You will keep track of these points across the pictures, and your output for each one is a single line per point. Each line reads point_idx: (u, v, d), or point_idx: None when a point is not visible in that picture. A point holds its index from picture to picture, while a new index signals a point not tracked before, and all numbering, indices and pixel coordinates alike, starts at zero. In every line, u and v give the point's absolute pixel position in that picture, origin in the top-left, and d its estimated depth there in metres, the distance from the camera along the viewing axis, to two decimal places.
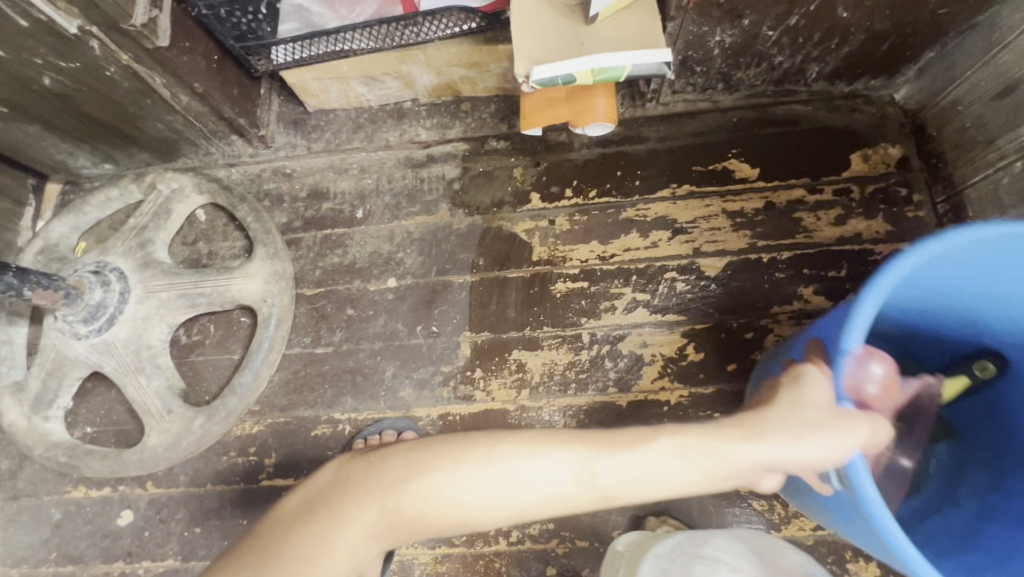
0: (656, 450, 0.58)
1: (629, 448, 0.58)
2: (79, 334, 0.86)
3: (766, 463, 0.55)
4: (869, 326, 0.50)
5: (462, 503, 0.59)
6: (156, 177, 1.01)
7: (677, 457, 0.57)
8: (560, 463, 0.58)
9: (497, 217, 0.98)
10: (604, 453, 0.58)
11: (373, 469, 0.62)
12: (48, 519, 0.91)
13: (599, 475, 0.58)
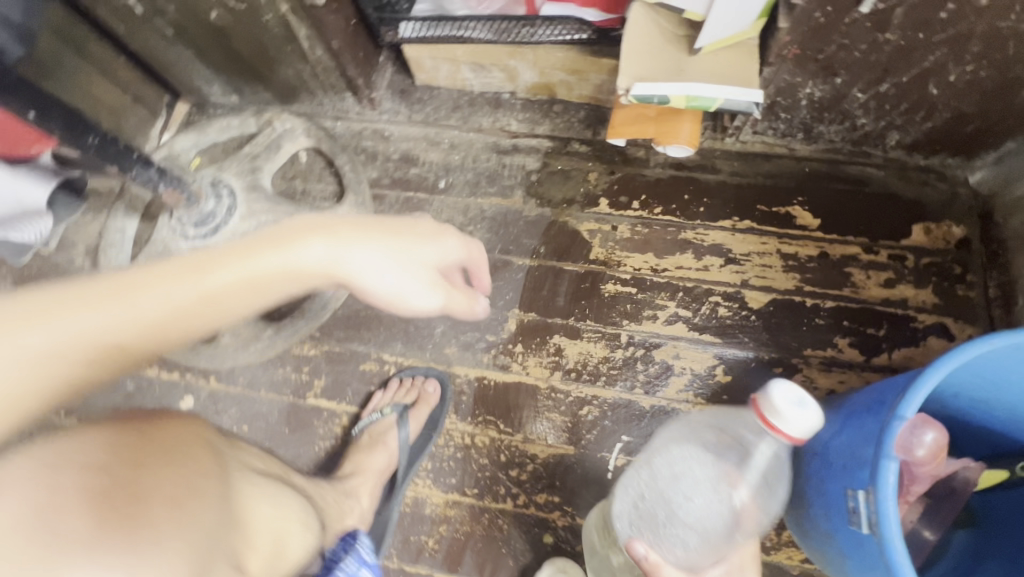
0: (334, 251, 0.54)
1: (303, 240, 0.54)
2: (187, 235, 0.98)
3: (433, 268, 0.61)
4: (927, 393, 0.54)
5: (216, 296, 0.51)
6: (273, 116, 1.13)
7: (346, 248, 0.55)
8: (361, 255, 0.56)
9: (565, 213, 1.06)
10: (352, 239, 0.55)
11: (136, 275, 0.49)
12: (121, 389, 1.03)
13: (338, 263, 0.55)
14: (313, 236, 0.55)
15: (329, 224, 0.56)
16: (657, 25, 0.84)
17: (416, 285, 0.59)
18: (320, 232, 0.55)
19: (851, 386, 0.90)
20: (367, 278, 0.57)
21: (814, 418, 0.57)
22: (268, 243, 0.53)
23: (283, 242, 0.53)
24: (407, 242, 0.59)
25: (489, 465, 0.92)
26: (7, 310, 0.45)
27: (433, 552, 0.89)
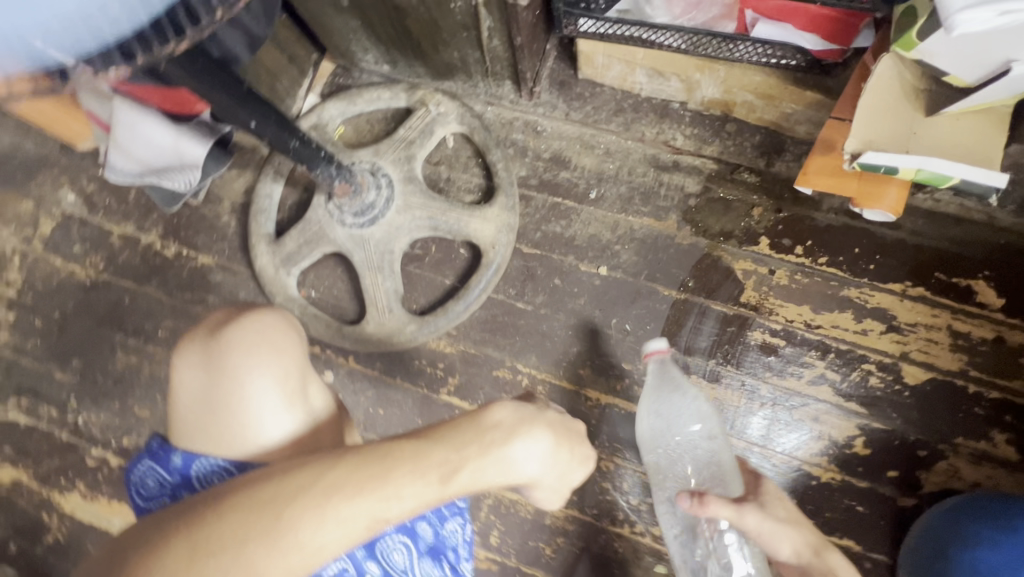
0: (530, 444, 0.54)
1: (480, 456, 0.50)
2: (346, 223, 1.01)
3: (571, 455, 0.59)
4: None
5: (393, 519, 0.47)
6: (425, 95, 1.08)
7: (540, 445, 0.55)
8: (542, 460, 0.55)
9: (720, 247, 1.01)
10: (541, 438, 0.55)
11: (324, 491, 0.45)
12: None
13: (526, 476, 0.55)
14: (489, 434, 0.52)
15: (521, 415, 0.55)
16: (900, 78, 0.74)
17: (570, 464, 0.60)
18: (489, 451, 0.51)
19: (999, 483, 0.88)
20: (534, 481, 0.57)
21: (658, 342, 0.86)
22: (461, 442, 0.51)
23: (450, 447, 0.50)
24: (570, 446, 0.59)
25: (610, 490, 0.96)
26: (214, 529, 0.44)
27: (549, 559, 0.97)
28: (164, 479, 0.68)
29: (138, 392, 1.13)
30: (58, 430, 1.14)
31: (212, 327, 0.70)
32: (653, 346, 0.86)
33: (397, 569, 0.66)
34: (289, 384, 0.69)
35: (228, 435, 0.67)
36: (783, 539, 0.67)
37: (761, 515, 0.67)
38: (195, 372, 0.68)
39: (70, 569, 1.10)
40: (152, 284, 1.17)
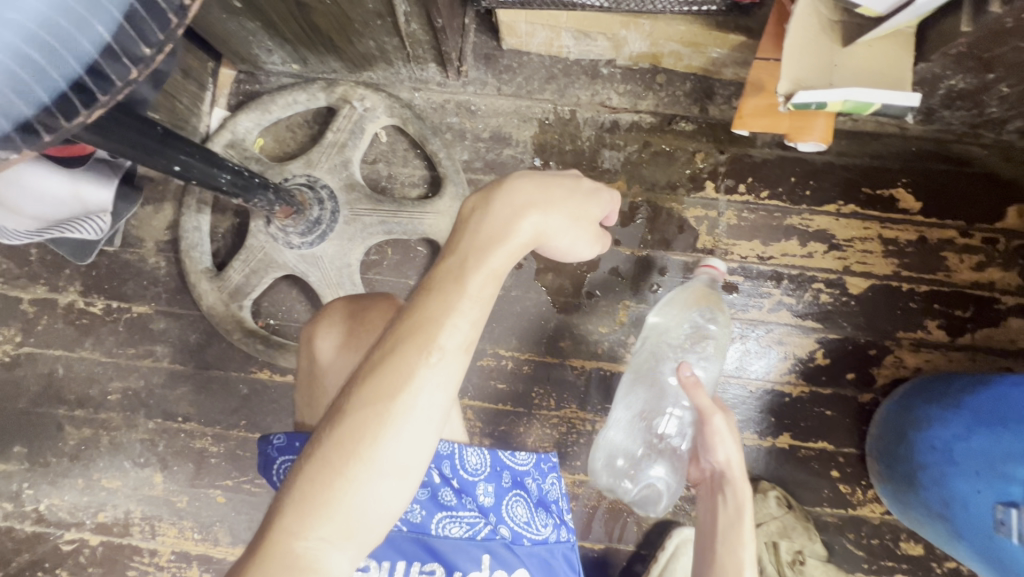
0: (523, 225, 0.53)
1: (490, 250, 0.52)
2: (294, 244, 0.95)
3: (589, 223, 0.58)
4: None
5: (460, 346, 0.49)
6: (347, 91, 1.01)
7: (536, 210, 0.54)
8: (543, 214, 0.54)
9: (671, 199, 1.04)
10: (532, 208, 0.54)
11: (389, 363, 0.48)
12: (237, 392, 1.04)
13: (546, 231, 0.55)
14: (487, 232, 0.53)
15: (521, 195, 0.54)
16: (817, 13, 0.77)
17: (585, 233, 0.58)
18: (495, 244, 0.52)
19: (937, 364, 1.00)
20: (555, 238, 0.56)
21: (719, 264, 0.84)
22: (468, 244, 0.52)
23: (467, 265, 0.51)
24: (580, 201, 0.58)
25: None
26: (320, 444, 0.46)
27: None
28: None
29: (101, 464, 1.04)
30: (20, 522, 1.05)
31: (344, 311, 0.72)
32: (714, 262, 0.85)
33: (523, 521, 0.72)
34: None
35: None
36: (724, 444, 0.73)
37: (727, 419, 0.74)
38: (332, 345, 0.70)
39: None
40: (85, 347, 1.06)
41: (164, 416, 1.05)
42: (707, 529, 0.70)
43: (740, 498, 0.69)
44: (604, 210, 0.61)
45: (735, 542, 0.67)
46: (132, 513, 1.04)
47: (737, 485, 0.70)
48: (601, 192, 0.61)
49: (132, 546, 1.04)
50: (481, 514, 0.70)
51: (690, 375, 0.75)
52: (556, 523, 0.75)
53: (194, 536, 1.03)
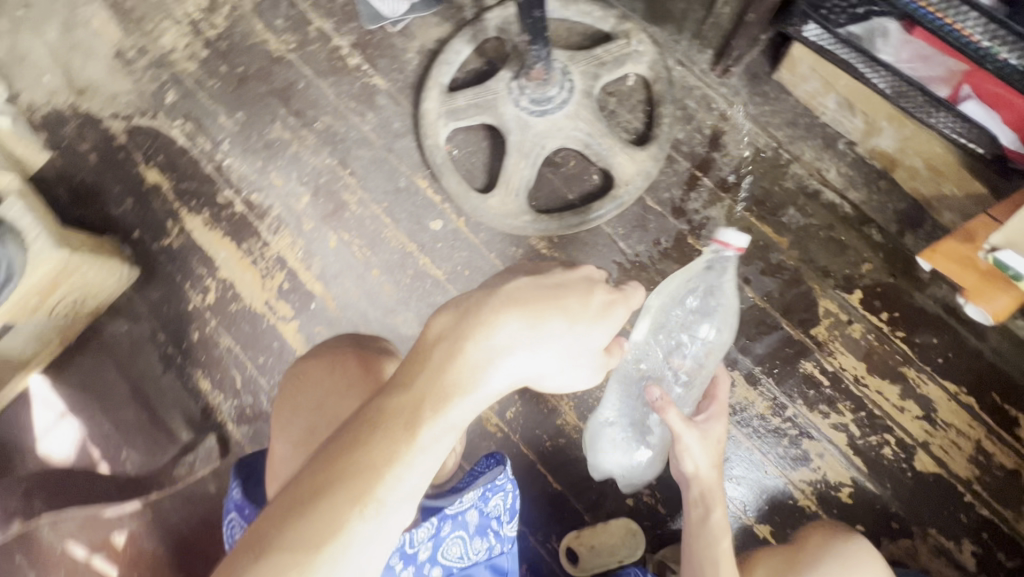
0: (501, 367, 0.51)
1: (454, 395, 0.49)
2: (519, 103, 1.10)
3: (585, 352, 0.57)
4: None
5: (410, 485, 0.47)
6: (632, 29, 1.15)
7: (520, 352, 0.52)
8: (528, 353, 0.52)
9: (816, 281, 1.08)
10: (509, 348, 0.51)
11: (322, 502, 0.44)
12: (396, 182, 1.23)
13: (529, 374, 0.53)
14: (448, 365, 0.49)
15: (503, 331, 0.51)
16: None
17: (580, 363, 0.57)
18: (466, 378, 0.50)
19: None
20: (543, 378, 0.55)
21: (743, 240, 0.77)
22: (435, 389, 0.49)
23: (427, 405, 0.48)
24: (584, 327, 0.56)
25: None
26: None
27: (547, 448, 1.08)
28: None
29: (278, 163, 1.28)
30: (205, 161, 1.31)
31: (317, 385, 0.78)
32: (726, 240, 0.78)
33: (455, 557, 0.77)
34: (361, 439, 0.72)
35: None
36: (696, 458, 0.78)
37: (699, 435, 0.78)
38: (296, 432, 0.75)
39: (168, 274, 1.27)
40: (326, 81, 1.30)
41: (338, 162, 1.26)
42: (686, 524, 0.79)
43: (710, 506, 0.78)
44: (600, 337, 0.57)
45: (718, 541, 0.75)
46: (271, 208, 1.26)
47: (710, 491, 0.78)
48: (608, 309, 0.58)
49: (252, 230, 1.26)
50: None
51: (659, 396, 0.76)
52: (489, 545, 0.80)
53: (297, 254, 1.23)
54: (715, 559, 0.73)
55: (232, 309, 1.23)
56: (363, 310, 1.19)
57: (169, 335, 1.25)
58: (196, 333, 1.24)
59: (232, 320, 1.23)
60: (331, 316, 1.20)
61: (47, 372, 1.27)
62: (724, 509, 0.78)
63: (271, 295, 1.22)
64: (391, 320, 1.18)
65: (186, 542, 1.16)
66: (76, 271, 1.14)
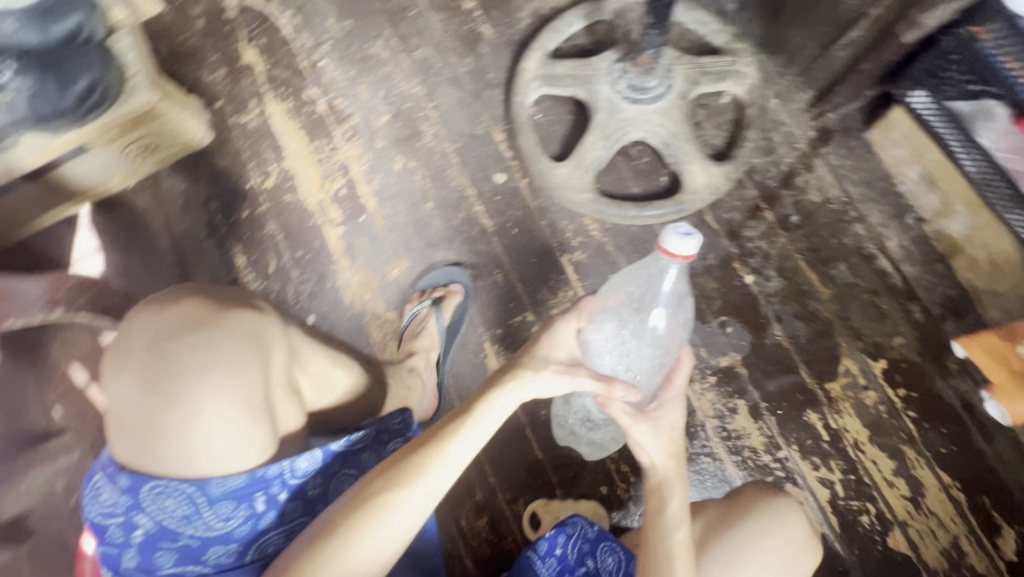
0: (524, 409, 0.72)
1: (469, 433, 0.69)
2: (617, 86, 1.11)
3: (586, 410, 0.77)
4: None
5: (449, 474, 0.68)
6: (742, 50, 1.16)
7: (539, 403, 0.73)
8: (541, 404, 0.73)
9: (845, 340, 1.09)
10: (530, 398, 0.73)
11: (393, 472, 0.66)
12: (474, 127, 1.25)
13: None
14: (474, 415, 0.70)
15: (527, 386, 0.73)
16: None
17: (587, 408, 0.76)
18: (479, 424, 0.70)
19: None
20: None
21: (694, 248, 0.64)
22: (456, 427, 0.69)
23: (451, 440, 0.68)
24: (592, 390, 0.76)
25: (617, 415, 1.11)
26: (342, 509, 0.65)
27: (541, 417, 1.11)
28: (116, 503, 0.67)
29: (369, 77, 1.31)
30: (301, 56, 1.34)
31: (160, 325, 0.68)
32: (680, 246, 0.64)
33: None
34: (212, 403, 0.66)
35: (166, 446, 0.66)
36: (654, 450, 0.75)
37: (652, 428, 0.75)
38: (126, 386, 0.67)
39: (237, 150, 1.31)
40: (437, 16, 1.33)
41: (425, 92, 1.29)
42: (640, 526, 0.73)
43: (669, 500, 0.72)
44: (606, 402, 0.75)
45: (675, 531, 0.70)
46: (350, 117, 1.29)
47: (671, 482, 0.74)
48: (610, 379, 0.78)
49: (326, 132, 1.29)
50: (308, 513, 0.74)
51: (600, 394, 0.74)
52: None
53: (361, 166, 1.26)
54: (670, 552, 0.68)
55: (286, 199, 1.27)
56: (407, 236, 1.22)
57: (220, 206, 1.29)
58: (245, 210, 1.28)
59: (283, 208, 1.26)
60: (376, 233, 1.23)
61: (101, 206, 1.32)
62: (683, 498, 0.73)
63: (326, 197, 1.26)
64: (431, 253, 1.21)
65: None
66: (158, 119, 1.19)
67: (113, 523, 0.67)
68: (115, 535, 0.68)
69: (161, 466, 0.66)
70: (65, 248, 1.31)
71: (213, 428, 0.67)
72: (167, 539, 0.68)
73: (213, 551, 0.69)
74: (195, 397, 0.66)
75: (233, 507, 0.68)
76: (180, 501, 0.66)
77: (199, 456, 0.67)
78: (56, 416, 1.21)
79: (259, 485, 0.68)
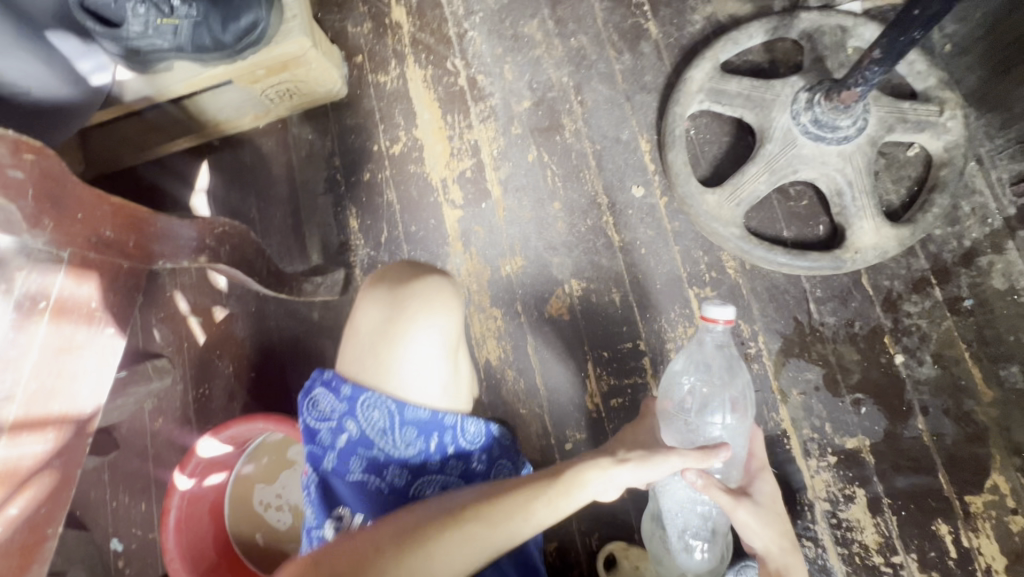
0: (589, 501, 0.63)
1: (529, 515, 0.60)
2: (798, 117, 0.99)
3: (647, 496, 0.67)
4: None
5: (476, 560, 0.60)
6: (950, 100, 1.01)
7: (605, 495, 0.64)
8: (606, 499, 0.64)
9: (1000, 453, 0.95)
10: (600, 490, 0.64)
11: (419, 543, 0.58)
12: (620, 131, 1.17)
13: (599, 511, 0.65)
14: (541, 499, 0.61)
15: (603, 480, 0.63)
16: None
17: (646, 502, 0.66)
18: (546, 509, 0.61)
19: None
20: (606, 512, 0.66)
21: (731, 311, 0.70)
22: (512, 506, 0.60)
23: (506, 522, 0.60)
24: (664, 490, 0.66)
25: None
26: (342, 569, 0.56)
27: None
28: (334, 407, 0.76)
29: (517, 57, 1.24)
30: (451, 23, 1.28)
31: (406, 266, 0.82)
32: (719, 312, 0.70)
33: None
34: (440, 349, 0.76)
35: (386, 362, 0.75)
36: (762, 534, 0.68)
37: (756, 512, 0.69)
38: (376, 313, 0.77)
39: (369, 109, 1.28)
40: (601, 3, 1.23)
41: (574, 84, 1.20)
42: None
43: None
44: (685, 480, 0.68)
45: None
46: (490, 96, 1.23)
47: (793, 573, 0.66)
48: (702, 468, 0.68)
49: (462, 107, 1.23)
50: (462, 480, 0.77)
51: (694, 477, 0.68)
52: None
53: (493, 150, 1.20)
54: None
55: (409, 169, 1.23)
56: (527, 232, 1.16)
57: (343, 163, 1.26)
58: (367, 173, 1.25)
59: (405, 179, 1.23)
60: (495, 223, 1.17)
61: (229, 141, 1.33)
62: None
63: (450, 175, 1.21)
64: (549, 256, 1.14)
65: (269, 348, 1.19)
66: (304, 66, 1.16)
67: (326, 427, 0.76)
68: (324, 438, 0.76)
69: (386, 386, 0.75)
70: (189, 176, 1.32)
71: (434, 369, 0.76)
72: (364, 447, 0.75)
73: (391, 474, 0.75)
74: (429, 339, 0.75)
75: (414, 435, 0.75)
76: (383, 416, 0.74)
77: (418, 388, 0.75)
78: (156, 338, 1.23)
79: (437, 426, 0.75)
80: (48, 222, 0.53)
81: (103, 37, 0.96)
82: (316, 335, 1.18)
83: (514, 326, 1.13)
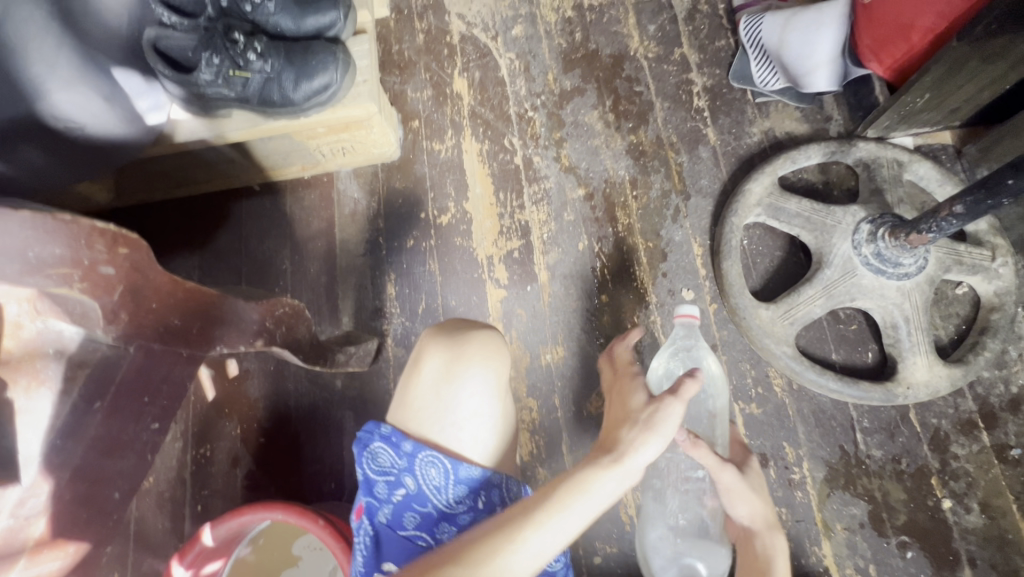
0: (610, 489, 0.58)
1: (546, 522, 0.54)
2: (857, 247, 1.01)
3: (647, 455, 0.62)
4: None
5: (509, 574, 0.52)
6: (1003, 245, 1.02)
7: (619, 481, 0.59)
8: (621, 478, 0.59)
9: None
10: (614, 475, 0.58)
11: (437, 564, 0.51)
12: (673, 232, 1.16)
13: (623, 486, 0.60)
14: (556, 504, 0.56)
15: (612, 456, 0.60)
16: None
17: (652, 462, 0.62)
18: (561, 513, 0.55)
19: None
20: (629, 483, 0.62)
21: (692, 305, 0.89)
22: (536, 511, 0.55)
23: (519, 525, 0.54)
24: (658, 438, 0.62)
25: None
26: None
27: None
28: (393, 462, 0.68)
29: (575, 144, 1.24)
30: (512, 102, 1.29)
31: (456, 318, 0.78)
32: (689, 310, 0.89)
33: None
34: (497, 403, 0.72)
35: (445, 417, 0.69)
36: (742, 502, 0.72)
37: (738, 478, 0.71)
38: (439, 360, 0.71)
39: (420, 175, 1.26)
40: (662, 103, 1.26)
41: (630, 179, 1.21)
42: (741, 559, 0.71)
43: (770, 554, 0.69)
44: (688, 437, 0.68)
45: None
46: (544, 179, 1.22)
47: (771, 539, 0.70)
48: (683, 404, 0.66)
49: (515, 186, 1.22)
50: None
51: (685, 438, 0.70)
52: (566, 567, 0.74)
53: (543, 233, 1.18)
54: None
55: (455, 242, 1.20)
56: (571, 321, 1.12)
57: (387, 226, 1.23)
58: (411, 239, 1.21)
59: (450, 250, 1.20)
60: (540, 309, 1.14)
61: (269, 187, 1.29)
62: None
63: (497, 253, 1.18)
64: (592, 350, 1.10)
65: (284, 414, 1.12)
66: (365, 129, 1.15)
67: (383, 481, 0.69)
68: (380, 491, 0.69)
69: (449, 445, 0.69)
70: (222, 218, 1.27)
71: (491, 426, 0.71)
72: (418, 503, 0.68)
73: (442, 532, 0.67)
74: (488, 395, 0.71)
75: (465, 494, 0.67)
76: (439, 474, 0.67)
77: (474, 449, 0.70)
78: None
79: (487, 485, 0.68)
80: (124, 314, 0.53)
81: (169, 79, 0.93)
82: (337, 405, 1.12)
83: (550, 421, 1.08)
